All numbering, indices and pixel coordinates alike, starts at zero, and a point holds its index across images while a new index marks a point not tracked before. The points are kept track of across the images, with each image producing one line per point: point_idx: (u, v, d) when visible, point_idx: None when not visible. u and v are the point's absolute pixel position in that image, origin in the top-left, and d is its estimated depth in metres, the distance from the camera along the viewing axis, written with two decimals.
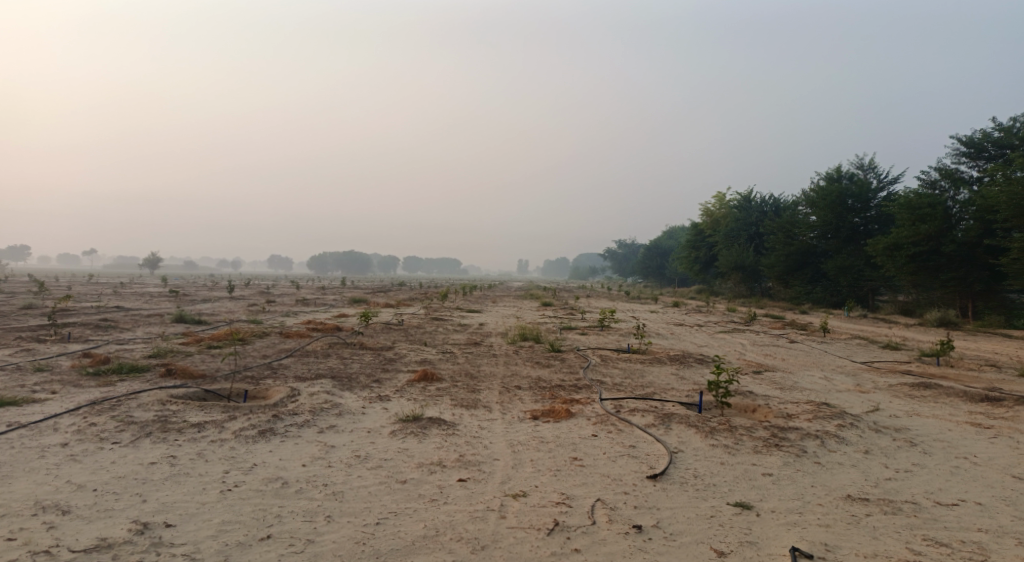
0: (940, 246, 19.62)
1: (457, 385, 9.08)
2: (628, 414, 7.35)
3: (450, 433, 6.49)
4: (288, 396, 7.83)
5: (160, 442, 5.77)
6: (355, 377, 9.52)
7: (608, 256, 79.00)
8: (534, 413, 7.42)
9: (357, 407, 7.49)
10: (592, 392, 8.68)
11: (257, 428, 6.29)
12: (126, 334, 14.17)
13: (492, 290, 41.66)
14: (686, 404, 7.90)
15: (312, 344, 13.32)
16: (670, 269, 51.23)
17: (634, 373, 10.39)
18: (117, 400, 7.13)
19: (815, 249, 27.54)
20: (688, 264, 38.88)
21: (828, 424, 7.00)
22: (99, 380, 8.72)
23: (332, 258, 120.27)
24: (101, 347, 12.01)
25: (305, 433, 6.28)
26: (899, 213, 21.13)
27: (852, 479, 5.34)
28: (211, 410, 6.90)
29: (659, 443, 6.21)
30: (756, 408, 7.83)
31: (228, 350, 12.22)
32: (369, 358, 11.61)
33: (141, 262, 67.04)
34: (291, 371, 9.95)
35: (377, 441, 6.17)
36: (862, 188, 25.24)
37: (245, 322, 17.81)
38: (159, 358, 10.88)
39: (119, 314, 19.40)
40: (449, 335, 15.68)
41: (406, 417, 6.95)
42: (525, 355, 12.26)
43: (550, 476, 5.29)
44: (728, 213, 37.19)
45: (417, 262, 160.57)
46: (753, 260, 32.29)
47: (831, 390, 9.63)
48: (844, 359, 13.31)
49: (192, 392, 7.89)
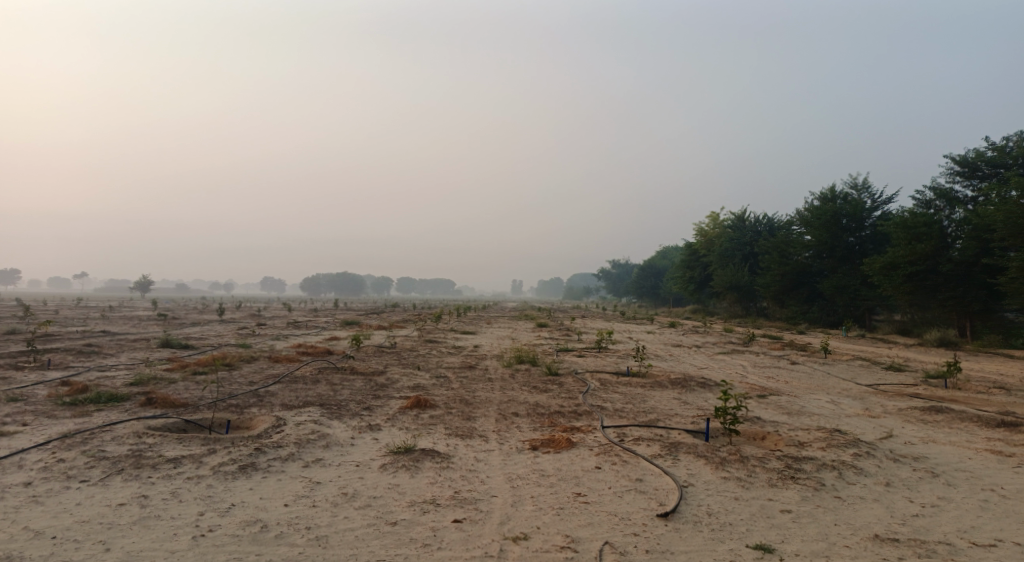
0: (937, 265, 19.45)
1: (451, 412, 8.69)
2: (632, 443, 6.97)
3: (445, 467, 6.09)
4: (273, 427, 7.42)
5: (131, 479, 5.35)
6: (345, 404, 9.10)
7: (602, 276, 78.91)
8: (533, 443, 7.04)
9: (346, 438, 7.08)
10: (593, 419, 8.30)
11: (238, 463, 5.88)
12: (110, 360, 13.70)
13: (486, 311, 41.32)
14: (691, 432, 7.53)
15: (301, 368, 12.91)
16: (664, 289, 50.99)
17: (634, 398, 10.02)
18: (90, 433, 6.70)
19: (811, 268, 27.36)
20: (683, 284, 38.66)
21: (844, 453, 6.65)
22: (74, 410, 8.28)
23: (326, 279, 119.94)
24: (81, 374, 11.55)
25: (289, 468, 5.87)
26: (895, 233, 21.00)
27: (876, 516, 5.00)
28: (189, 444, 6.48)
29: (667, 475, 5.84)
30: (766, 436, 7.47)
31: (213, 376, 11.79)
32: (360, 384, 11.19)
33: (134, 287, 66.81)
34: (278, 399, 9.53)
35: (367, 476, 5.78)
36: (856, 207, 25.16)
37: (234, 346, 17.38)
38: (141, 386, 10.44)
39: (104, 339, 18.92)
40: (443, 358, 15.29)
41: (398, 449, 6.54)
42: (521, 379, 11.89)
43: (553, 515, 4.90)
44: (722, 232, 37.08)
45: (411, 284, 160.33)
46: (748, 280, 32.11)
47: (839, 414, 9.28)
48: (848, 382, 12.96)
49: (172, 424, 7.47)
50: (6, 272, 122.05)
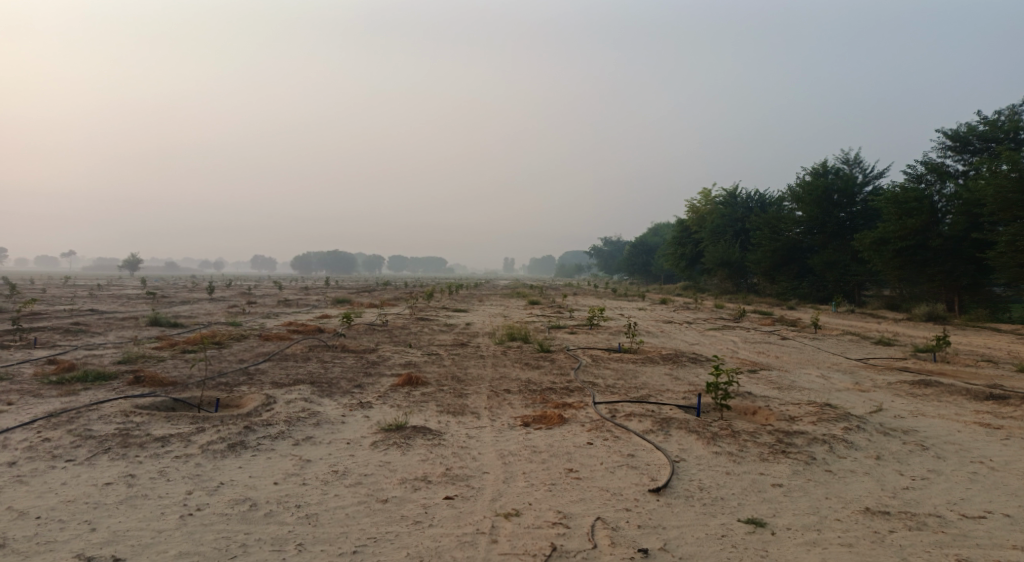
0: (927, 240, 19.51)
1: (443, 389, 8.65)
2: (623, 419, 6.96)
3: (436, 444, 6.06)
4: (262, 405, 7.35)
5: (118, 459, 5.27)
6: (336, 382, 9.04)
7: (593, 254, 78.96)
8: (525, 419, 7.01)
9: (336, 416, 7.04)
10: (585, 395, 8.29)
11: (227, 441, 5.82)
12: (97, 339, 13.55)
13: (479, 289, 41.26)
14: (683, 407, 7.54)
15: (292, 346, 12.81)
16: (656, 265, 51.03)
17: (626, 374, 10.02)
18: (76, 412, 6.61)
19: (802, 244, 27.40)
20: (675, 261, 38.69)
21: (834, 427, 6.67)
22: (61, 389, 8.18)
23: (317, 257, 119.33)
24: (68, 353, 11.41)
25: (280, 447, 5.82)
26: (886, 208, 21.01)
27: (867, 490, 5.02)
28: (178, 422, 6.40)
29: (658, 451, 5.84)
30: (757, 411, 7.48)
31: (203, 355, 11.68)
32: (351, 361, 11.13)
33: (122, 265, 66.29)
34: (268, 377, 9.45)
35: (358, 453, 5.73)
36: (848, 183, 25.13)
37: (224, 324, 17.26)
38: (129, 364, 10.33)
39: (91, 318, 18.73)
40: (435, 335, 15.25)
41: (389, 426, 6.50)
42: (513, 356, 11.86)
43: (545, 491, 4.88)
44: (714, 209, 37.03)
45: (402, 262, 159.83)
46: (739, 256, 32.15)
47: (830, 389, 9.33)
48: (838, 356, 13.03)
49: (160, 402, 7.39)
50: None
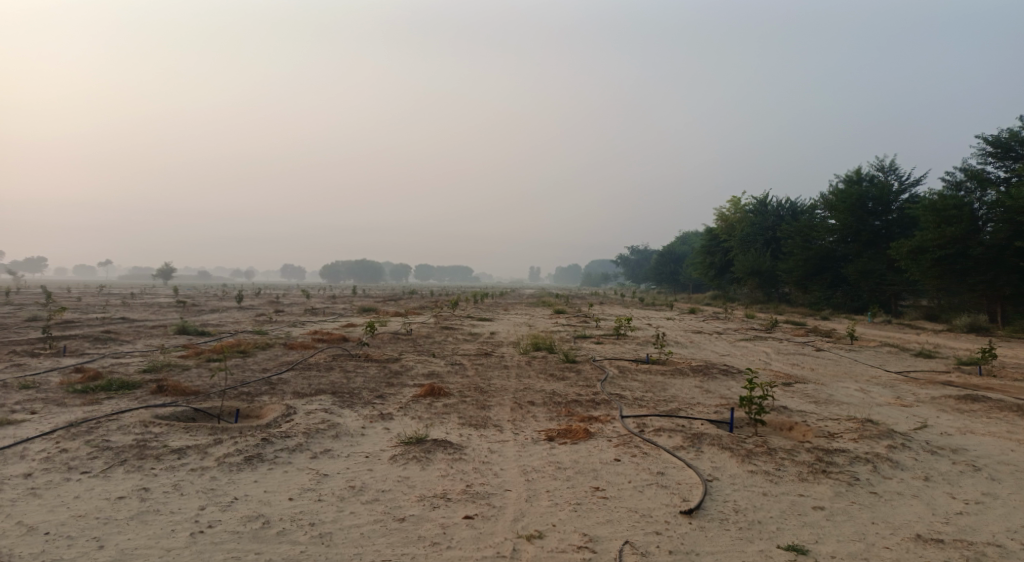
0: (967, 249, 18.78)
1: (465, 400, 8.45)
2: (653, 434, 6.67)
3: (457, 458, 5.85)
4: (282, 416, 7.24)
5: (133, 471, 5.19)
6: (357, 392, 8.91)
7: (620, 262, 78.35)
8: (550, 433, 6.77)
9: (356, 428, 6.89)
10: (612, 408, 8.01)
11: (244, 454, 5.69)
12: (125, 347, 13.70)
13: (504, 298, 41.13)
14: (715, 422, 7.22)
15: (315, 355, 12.75)
16: (683, 274, 50.29)
17: (654, 386, 9.70)
18: (96, 422, 6.58)
19: (835, 253, 26.66)
20: (703, 270, 38.03)
21: (877, 445, 6.28)
22: (85, 398, 8.20)
23: (345, 266, 120.82)
24: (95, 361, 11.52)
25: (297, 460, 5.67)
26: (923, 216, 20.29)
27: (917, 514, 4.65)
28: (196, 434, 6.32)
29: (690, 469, 5.55)
30: (794, 426, 7.12)
31: (227, 363, 11.69)
32: (374, 371, 11.01)
33: (156, 274, 68.04)
34: (290, 386, 9.37)
35: (376, 468, 5.56)
36: (882, 190, 24.39)
37: (250, 333, 17.37)
38: (154, 373, 10.37)
39: (122, 326, 19.03)
40: (459, 345, 15.08)
41: (409, 439, 6.31)
42: (538, 366, 11.62)
43: (570, 512, 4.64)
44: (743, 217, 36.35)
45: (429, 271, 160.81)
46: (770, 265, 31.45)
47: (869, 403, 8.88)
48: (876, 369, 12.49)
49: (181, 413, 7.35)
50: (33, 260, 124.40)
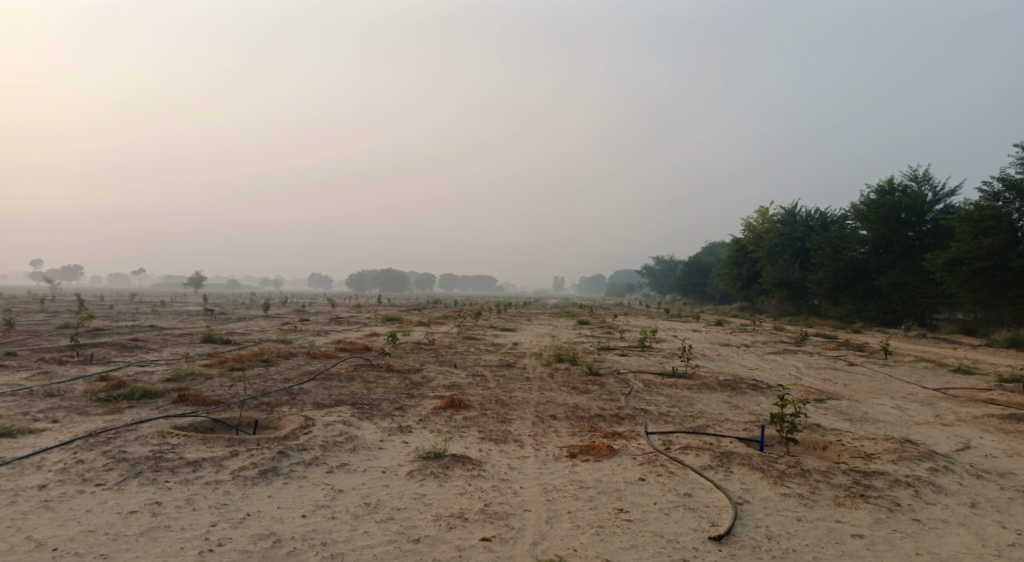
0: (1006, 261, 18.09)
1: (486, 413, 8.28)
2: (679, 452, 6.42)
3: (476, 475, 5.67)
4: (300, 428, 7.14)
5: (146, 484, 5.13)
6: (377, 404, 8.79)
7: (645, 272, 77.58)
8: (572, 449, 6.55)
9: (374, 441, 6.76)
10: (637, 424, 7.76)
11: (259, 467, 5.60)
12: (151, 355, 13.84)
13: (528, 307, 40.91)
14: (745, 440, 6.93)
15: (336, 365, 12.71)
16: (710, 285, 49.53)
17: (681, 401, 9.41)
18: (115, 432, 6.56)
19: (867, 264, 25.96)
20: (730, 280, 37.37)
21: (918, 468, 5.94)
22: (107, 407, 8.23)
23: (370, 276, 121.84)
24: (121, 369, 11.62)
25: (312, 474, 5.56)
26: (960, 227, 19.62)
27: (965, 545, 4.35)
28: (213, 445, 6.26)
29: (719, 490, 5.29)
30: (828, 446, 6.81)
31: (250, 372, 11.71)
32: (395, 382, 10.90)
33: (187, 283, 69.43)
34: (310, 397, 9.31)
35: (393, 484, 5.41)
36: (916, 200, 23.69)
37: (274, 341, 17.43)
38: (177, 382, 10.41)
39: (150, 334, 19.27)
40: (481, 355, 14.90)
41: (427, 454, 6.16)
42: (560, 379, 11.40)
43: (591, 535, 4.45)
44: (772, 227, 35.69)
45: (453, 281, 161.32)
46: (799, 276, 30.76)
47: (907, 421, 8.48)
48: (913, 385, 11.99)
49: (200, 423, 7.32)
50: (69, 268, 127.70)
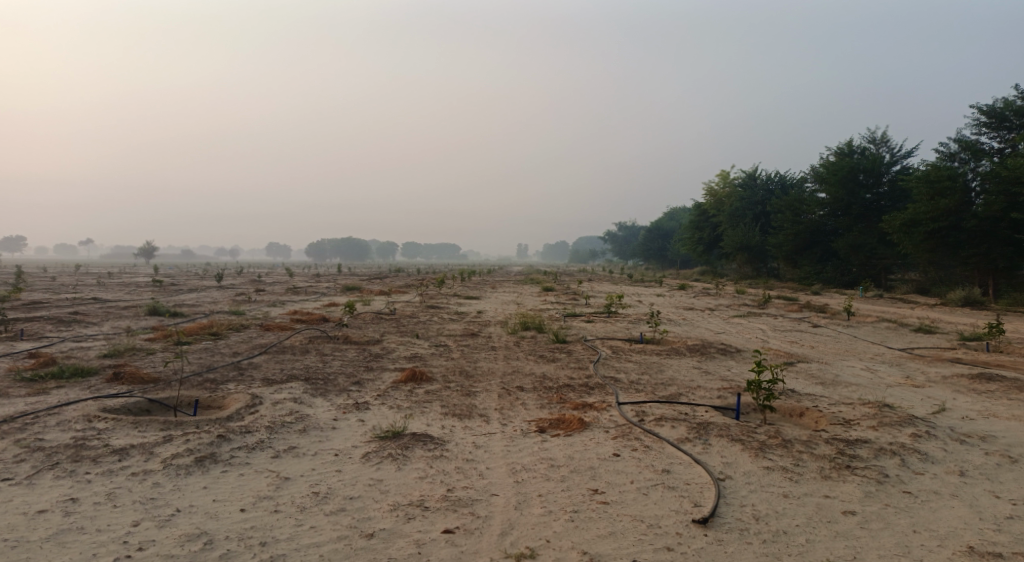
0: (960, 221, 18.29)
1: (449, 386, 7.81)
2: (654, 423, 6.07)
3: (438, 456, 5.21)
4: (245, 407, 6.54)
5: (62, 477, 4.48)
6: (333, 378, 8.23)
7: (608, 239, 77.72)
8: (541, 424, 6.14)
9: (327, 420, 6.23)
10: (607, 394, 7.41)
11: (195, 454, 5.01)
12: (90, 330, 12.89)
13: (491, 275, 40.39)
14: (720, 408, 6.64)
15: (291, 337, 12.04)
16: (672, 250, 49.76)
17: (651, 368, 9.11)
18: (33, 417, 5.84)
19: (825, 227, 26.20)
20: (691, 245, 37.45)
21: (900, 434, 5.72)
22: (31, 387, 7.47)
23: (331, 245, 119.40)
24: (53, 345, 10.73)
25: (255, 460, 5.00)
26: (916, 188, 19.74)
27: (963, 521, 4.15)
28: (145, 430, 5.62)
29: (699, 465, 4.97)
30: (805, 413, 6.57)
31: (195, 347, 10.94)
32: (353, 354, 10.30)
33: (137, 254, 66.83)
34: (260, 372, 8.68)
35: (347, 469, 4.91)
36: (874, 162, 23.80)
37: (226, 313, 16.56)
38: (115, 358, 9.65)
39: (92, 307, 18.11)
40: (444, 324, 14.40)
41: (385, 434, 5.66)
42: (527, 347, 11.01)
43: (567, 522, 4.08)
44: (733, 192, 35.77)
45: (415, 250, 159.66)
46: (759, 240, 30.96)
47: (879, 384, 8.34)
48: (878, 346, 11.98)
49: (134, 405, 6.65)
50: (10, 238, 121.88)
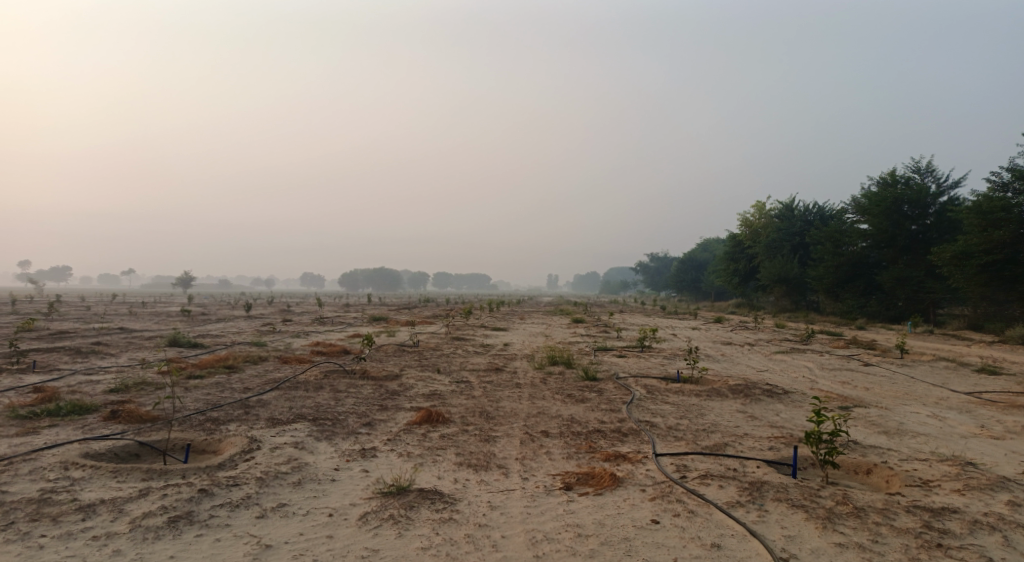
0: (1017, 253, 16.99)
1: (466, 430, 7.08)
2: (698, 481, 5.25)
3: (447, 519, 4.49)
4: (240, 453, 5.95)
5: (12, 544, 3.97)
6: (342, 419, 7.59)
7: (640, 270, 76.46)
8: (567, 479, 5.38)
9: (327, 470, 5.57)
10: (643, 442, 6.59)
11: (170, 514, 4.44)
12: (105, 361, 12.56)
13: (521, 306, 39.67)
14: (774, 463, 5.78)
15: (307, 371, 11.50)
16: (706, 282, 48.44)
17: (690, 411, 8.25)
18: (7, 463, 5.36)
19: (868, 259, 24.90)
20: (726, 277, 36.21)
21: (996, 501, 4.78)
22: (23, 426, 7.02)
23: (362, 275, 120.45)
24: (62, 378, 10.34)
25: (237, 522, 4.39)
26: (967, 218, 18.52)
27: None
28: (124, 480, 5.07)
29: (755, 539, 4.17)
30: (873, 470, 5.68)
31: (206, 382, 10.45)
32: (368, 391, 9.68)
33: (176, 284, 67.92)
34: (267, 411, 8.09)
35: (338, 535, 4.26)
36: (919, 192, 22.61)
37: (247, 345, 16.18)
38: (121, 394, 9.21)
39: (115, 337, 17.91)
40: (468, 359, 13.72)
41: (389, 489, 4.97)
42: (554, 385, 10.25)
43: None
44: (768, 222, 34.65)
45: (446, 280, 160.27)
46: (798, 272, 29.73)
47: (951, 434, 7.34)
48: (941, 389, 10.86)
49: (122, 449, 6.13)
50: (59, 270, 126.40)
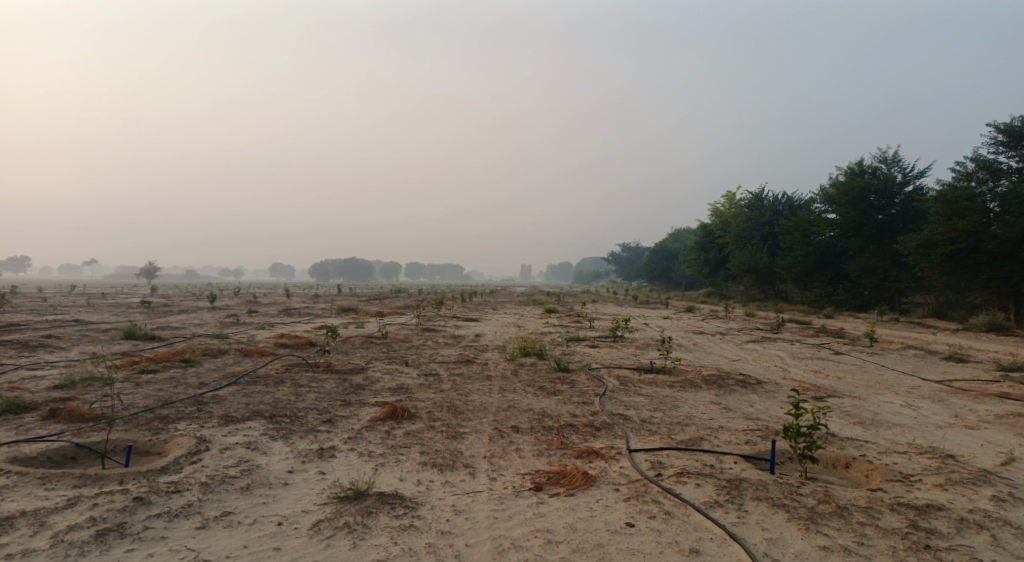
0: (979, 243, 17.18)
1: (432, 427, 6.73)
2: (675, 479, 5.00)
3: (406, 527, 4.15)
4: (186, 455, 5.51)
5: None
6: (301, 416, 7.17)
7: (612, 260, 76.69)
8: (537, 479, 5.08)
9: (280, 473, 5.17)
10: (616, 438, 6.32)
11: (100, 527, 4.02)
12: (53, 355, 11.88)
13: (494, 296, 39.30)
14: (752, 458, 5.56)
15: (268, 365, 11.00)
16: (677, 272, 48.66)
17: (665, 403, 8.03)
18: None
19: (836, 248, 25.13)
20: (697, 267, 36.32)
21: (979, 496, 4.63)
22: None
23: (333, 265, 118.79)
24: (4, 374, 9.71)
25: (174, 534, 4.00)
26: (932, 208, 18.67)
27: None
28: (52, 488, 4.61)
29: (735, 543, 3.94)
30: (852, 464, 5.51)
31: (160, 377, 9.90)
32: (331, 385, 9.27)
33: (141, 275, 66.02)
34: (222, 407, 7.63)
35: (287, 547, 3.90)
36: (885, 182, 22.79)
37: (208, 337, 15.54)
38: (66, 391, 8.65)
39: (69, 329, 17.11)
40: (437, 350, 13.35)
41: (345, 493, 4.60)
42: (525, 377, 9.95)
43: None
44: (738, 212, 34.85)
45: (419, 270, 159.11)
46: (767, 261, 29.94)
47: (926, 425, 7.24)
48: (912, 378, 10.83)
49: (57, 452, 5.65)
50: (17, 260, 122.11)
